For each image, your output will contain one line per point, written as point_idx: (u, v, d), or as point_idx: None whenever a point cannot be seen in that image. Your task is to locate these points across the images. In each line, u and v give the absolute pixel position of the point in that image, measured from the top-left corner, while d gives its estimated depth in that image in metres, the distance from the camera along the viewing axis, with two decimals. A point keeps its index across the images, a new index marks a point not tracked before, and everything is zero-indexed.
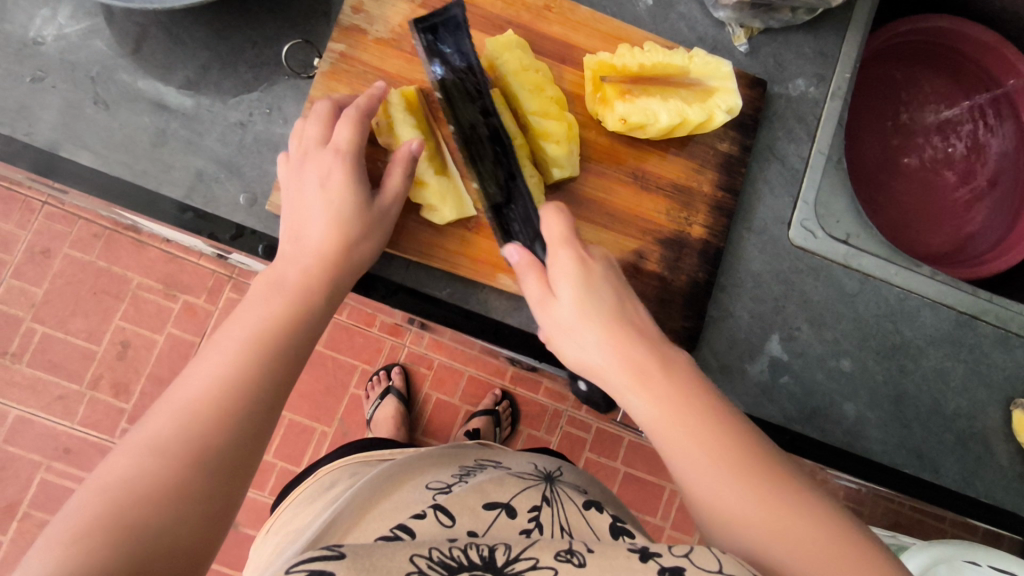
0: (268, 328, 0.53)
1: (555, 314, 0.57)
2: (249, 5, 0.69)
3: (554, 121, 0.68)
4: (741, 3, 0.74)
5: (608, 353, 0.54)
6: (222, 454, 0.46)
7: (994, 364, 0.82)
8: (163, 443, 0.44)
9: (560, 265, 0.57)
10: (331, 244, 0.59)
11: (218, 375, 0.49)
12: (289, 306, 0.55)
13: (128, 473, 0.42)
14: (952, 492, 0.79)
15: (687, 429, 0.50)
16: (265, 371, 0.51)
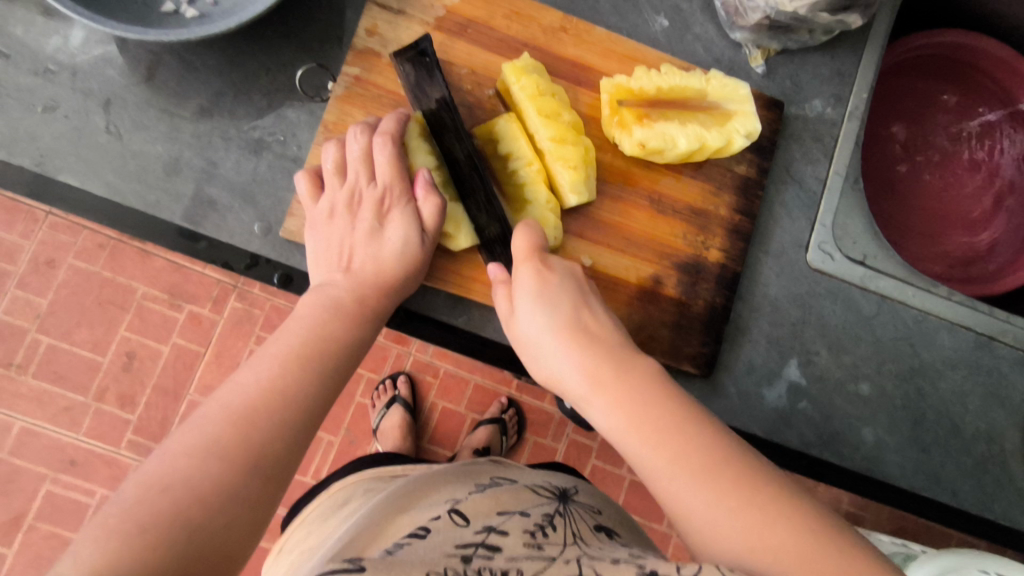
0: (314, 341, 0.55)
1: (524, 329, 0.59)
2: (262, 29, 0.68)
3: (571, 147, 0.66)
4: (759, 25, 0.74)
5: (572, 363, 0.55)
6: (271, 461, 0.47)
7: (1013, 386, 0.81)
8: (215, 445, 0.46)
9: (523, 277, 0.59)
10: (378, 271, 0.61)
11: (267, 382, 0.50)
12: (339, 325, 0.57)
13: (186, 471, 0.43)
14: (969, 515, 0.78)
15: (646, 432, 0.50)
16: (312, 385, 0.52)
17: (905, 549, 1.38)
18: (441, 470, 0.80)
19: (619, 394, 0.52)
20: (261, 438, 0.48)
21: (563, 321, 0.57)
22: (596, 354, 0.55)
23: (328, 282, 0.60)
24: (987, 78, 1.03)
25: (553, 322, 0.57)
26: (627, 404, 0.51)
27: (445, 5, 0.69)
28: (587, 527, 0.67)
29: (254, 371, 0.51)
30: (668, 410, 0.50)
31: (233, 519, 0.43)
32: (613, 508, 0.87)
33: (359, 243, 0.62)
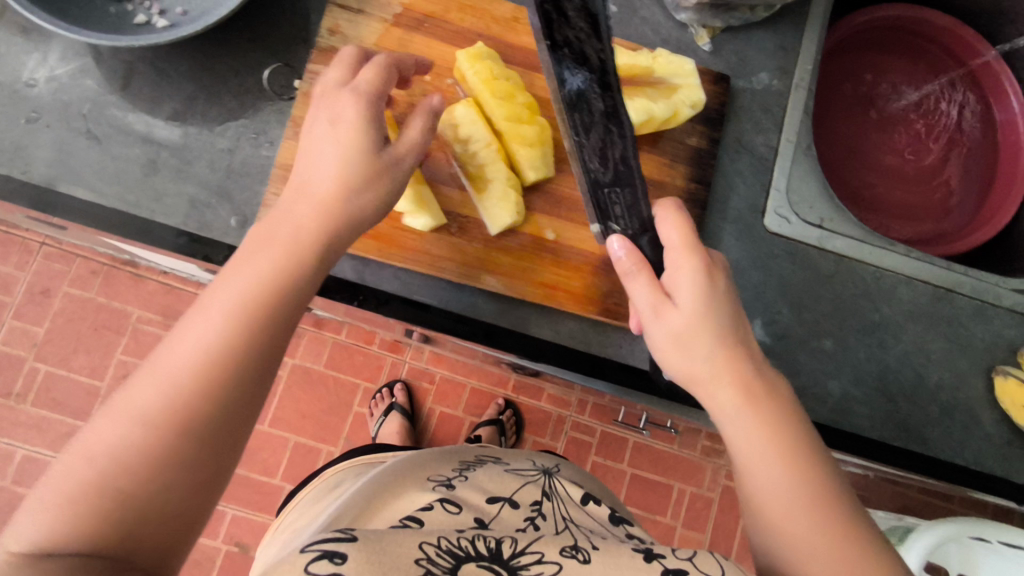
0: (262, 282, 0.48)
1: (672, 318, 0.55)
2: (229, 36, 0.72)
3: (528, 126, 0.72)
4: (700, 4, 0.78)
5: (718, 369, 0.54)
6: (212, 420, 0.43)
7: (973, 333, 0.85)
8: (146, 418, 0.41)
9: (683, 271, 0.56)
10: (334, 197, 0.54)
11: (210, 335, 0.45)
12: (289, 267, 0.50)
13: (115, 441, 0.40)
14: (939, 461, 0.81)
15: (776, 455, 0.52)
16: (259, 335, 0.46)
17: (902, 521, 1.40)
18: (427, 451, 0.83)
19: (766, 431, 0.52)
20: (189, 404, 0.42)
21: (719, 338, 0.54)
22: (752, 392, 0.53)
23: (294, 206, 0.54)
24: (934, 48, 1.08)
25: (717, 342, 0.54)
26: (773, 436, 0.52)
27: (402, 2, 0.73)
28: (574, 509, 0.71)
29: (192, 326, 0.46)
30: (804, 467, 0.52)
31: (169, 497, 0.40)
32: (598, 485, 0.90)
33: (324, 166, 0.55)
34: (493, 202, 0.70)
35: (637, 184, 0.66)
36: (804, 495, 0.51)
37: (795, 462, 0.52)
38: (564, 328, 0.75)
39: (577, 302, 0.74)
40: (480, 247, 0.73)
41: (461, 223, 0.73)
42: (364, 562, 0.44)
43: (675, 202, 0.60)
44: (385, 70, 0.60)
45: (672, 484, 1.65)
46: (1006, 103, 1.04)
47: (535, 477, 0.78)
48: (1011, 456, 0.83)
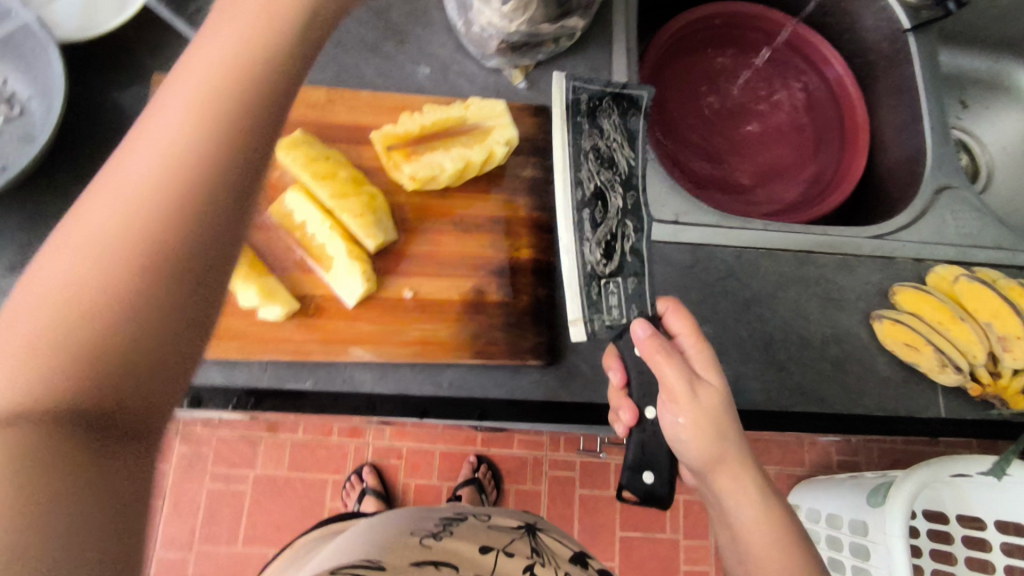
0: (170, 180, 0.36)
1: (706, 396, 0.63)
2: (56, 180, 0.74)
3: (355, 198, 0.74)
4: (503, 51, 0.82)
5: (733, 441, 0.64)
6: (135, 361, 0.33)
7: (842, 286, 0.88)
8: (66, 380, 0.31)
9: (699, 357, 0.67)
10: (245, 67, 0.40)
11: (130, 238, 0.34)
12: (214, 162, 0.37)
13: (2, 413, 0.30)
14: (843, 415, 0.83)
15: (773, 534, 0.62)
16: (192, 247, 0.36)
17: (883, 477, 1.40)
18: (405, 508, 0.83)
19: (771, 508, 0.63)
20: (90, 379, 0.32)
21: (739, 428, 0.65)
22: (761, 475, 0.65)
23: (168, 104, 0.38)
24: (754, 33, 1.15)
25: (738, 430, 0.65)
26: (776, 514, 0.63)
27: None
28: (565, 563, 0.73)
29: (85, 258, 0.33)
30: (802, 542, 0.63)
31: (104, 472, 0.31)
32: (572, 537, 0.90)
33: (221, 55, 0.40)
34: (341, 276, 0.73)
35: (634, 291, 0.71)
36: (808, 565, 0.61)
37: (793, 545, 0.61)
38: (445, 378, 0.75)
39: (450, 351, 0.75)
40: (337, 323, 0.74)
41: (317, 301, 0.74)
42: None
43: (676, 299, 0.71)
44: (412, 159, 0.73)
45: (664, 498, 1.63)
46: (829, 68, 1.15)
47: (520, 532, 0.78)
48: (911, 393, 0.85)
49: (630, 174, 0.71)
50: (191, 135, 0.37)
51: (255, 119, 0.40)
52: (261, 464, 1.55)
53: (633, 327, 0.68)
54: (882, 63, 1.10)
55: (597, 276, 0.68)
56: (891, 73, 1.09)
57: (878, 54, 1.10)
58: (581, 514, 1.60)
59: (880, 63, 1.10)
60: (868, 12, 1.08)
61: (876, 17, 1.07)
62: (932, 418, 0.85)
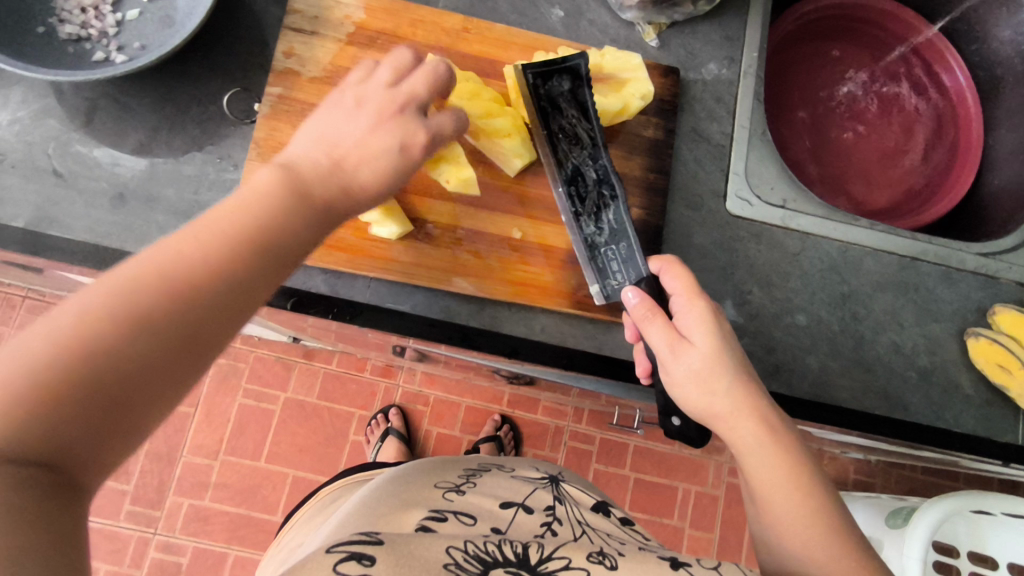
0: (288, 197, 0.46)
1: (690, 357, 0.58)
2: (188, 67, 0.74)
3: (499, 118, 0.73)
4: (643, 4, 0.80)
5: (736, 399, 0.56)
6: (215, 298, 0.40)
7: (941, 298, 0.86)
8: (166, 286, 0.38)
9: (693, 315, 0.60)
10: (354, 153, 0.53)
11: (247, 207, 0.44)
12: (314, 213, 0.48)
13: (114, 289, 0.37)
14: (924, 426, 0.82)
15: (788, 486, 0.53)
16: (276, 241, 0.44)
17: (904, 500, 1.39)
18: (427, 460, 0.82)
19: (790, 464, 0.54)
20: (185, 287, 0.39)
21: (744, 385, 0.57)
22: (773, 427, 0.56)
23: (308, 157, 0.51)
24: (877, 29, 1.13)
25: (742, 388, 0.57)
26: (792, 471, 0.54)
27: (355, 22, 0.76)
28: (587, 513, 0.72)
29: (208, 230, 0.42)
30: (822, 495, 0.54)
31: (138, 386, 0.36)
32: (597, 492, 0.90)
33: (374, 117, 0.56)
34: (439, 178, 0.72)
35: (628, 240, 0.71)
36: (822, 515, 0.52)
37: (818, 502, 0.53)
38: (538, 324, 0.76)
39: (550, 297, 0.75)
40: (443, 251, 0.74)
41: (428, 227, 0.74)
42: (389, 563, 0.46)
43: (673, 257, 0.65)
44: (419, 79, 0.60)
45: (677, 486, 1.64)
46: (949, 75, 1.11)
47: (543, 484, 0.78)
48: (994, 416, 0.84)
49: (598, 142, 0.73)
50: (305, 193, 0.48)
51: (369, 203, 0.53)
52: (293, 388, 1.55)
53: (626, 291, 0.67)
54: (1011, 79, 1.05)
55: (591, 244, 0.73)
56: (1016, 91, 1.04)
57: (1008, 69, 1.05)
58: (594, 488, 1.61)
59: (1009, 78, 1.05)
60: (1007, 24, 1.03)
61: (1015, 30, 1.02)
62: (1009, 443, 0.84)
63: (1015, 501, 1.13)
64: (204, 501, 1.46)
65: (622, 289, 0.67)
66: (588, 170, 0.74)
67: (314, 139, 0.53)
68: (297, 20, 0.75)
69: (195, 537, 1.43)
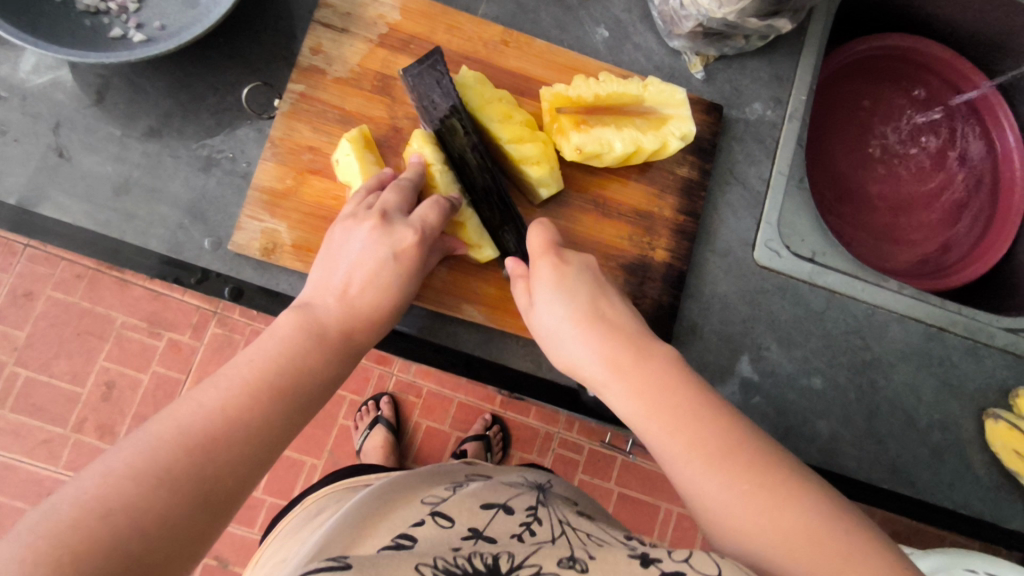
0: (299, 346, 0.53)
1: (544, 323, 0.58)
2: (208, 52, 0.70)
3: (530, 145, 0.69)
4: (694, 33, 0.76)
5: (592, 355, 0.55)
6: (241, 452, 0.45)
7: (964, 374, 0.83)
8: (203, 438, 0.44)
9: (540, 271, 0.60)
10: (353, 292, 0.58)
11: (264, 360, 0.50)
12: (326, 358, 0.54)
13: (153, 446, 0.42)
14: (929, 505, 0.80)
15: (664, 423, 0.50)
16: (291, 395, 0.50)
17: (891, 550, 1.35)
18: (412, 471, 0.78)
19: (654, 400, 0.51)
20: (214, 439, 0.44)
21: (590, 329, 0.56)
22: (624, 367, 0.53)
23: (315, 301, 0.57)
24: (929, 77, 1.08)
25: (587, 331, 0.56)
26: (651, 396, 0.51)
27: (388, 22, 0.72)
28: (570, 516, 0.66)
29: (231, 385, 0.48)
30: (701, 417, 0.49)
31: (181, 534, 0.39)
32: (585, 498, 0.89)
33: (363, 246, 0.60)
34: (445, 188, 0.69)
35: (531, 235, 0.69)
36: (693, 431, 0.49)
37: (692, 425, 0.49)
38: (546, 360, 0.72)
39: None
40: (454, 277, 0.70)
41: None
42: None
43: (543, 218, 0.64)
44: (407, 189, 0.64)
45: (660, 504, 1.62)
46: (1001, 134, 1.05)
47: (528, 491, 0.73)
48: (1002, 500, 0.82)
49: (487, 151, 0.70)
50: (319, 341, 0.54)
51: (367, 344, 0.58)
52: None
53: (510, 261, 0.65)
54: None
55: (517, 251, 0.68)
56: None
57: None
58: None
59: None
60: None
61: None
62: (1013, 531, 0.81)
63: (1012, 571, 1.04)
64: None
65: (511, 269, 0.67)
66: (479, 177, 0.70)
67: (316, 285, 0.59)
68: (328, 13, 0.71)
69: None
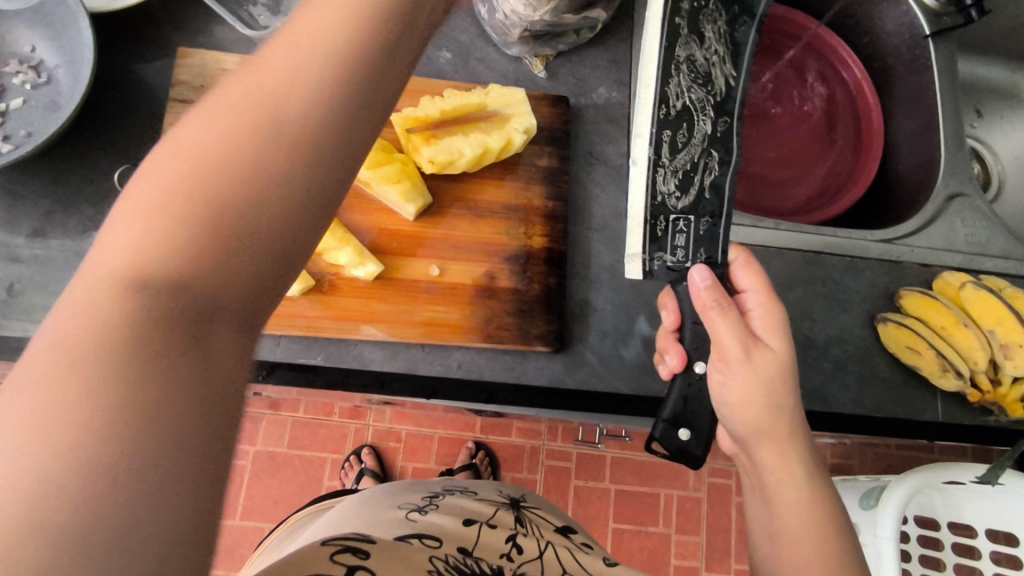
0: (252, 129, 0.34)
1: (761, 356, 0.62)
2: (78, 148, 0.75)
3: (389, 166, 0.75)
4: (523, 38, 0.84)
5: (790, 414, 0.62)
6: (219, 291, 0.33)
7: (849, 288, 0.89)
8: (132, 319, 0.30)
9: (764, 321, 0.65)
10: (296, 46, 0.36)
11: (206, 145, 0.34)
12: (280, 145, 0.34)
13: (65, 354, 0.28)
14: (845, 414, 0.85)
15: (812, 497, 0.60)
16: (257, 182, 0.34)
17: (876, 479, 1.32)
18: (391, 483, 0.79)
19: (816, 478, 0.61)
20: (151, 321, 0.30)
21: (792, 391, 0.63)
22: (810, 450, 0.63)
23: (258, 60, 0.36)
24: (772, 34, 1.15)
25: (792, 395, 0.63)
26: (811, 474, 0.61)
27: None
28: (548, 532, 0.73)
29: (175, 199, 0.32)
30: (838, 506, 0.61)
31: (168, 446, 0.28)
32: (556, 511, 0.89)
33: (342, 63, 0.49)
34: None
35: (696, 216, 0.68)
36: (827, 508, 0.60)
37: (829, 503, 0.60)
38: (453, 360, 0.76)
39: (459, 334, 0.75)
40: (349, 300, 0.75)
41: (329, 278, 0.75)
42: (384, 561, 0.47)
43: (748, 252, 0.69)
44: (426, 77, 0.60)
45: (658, 492, 1.62)
46: (847, 71, 1.15)
47: (505, 505, 0.77)
48: (914, 396, 0.87)
49: (726, 96, 0.67)
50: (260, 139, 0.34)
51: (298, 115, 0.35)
52: (262, 439, 1.55)
53: (693, 268, 0.67)
54: (900, 68, 1.11)
55: (665, 208, 0.67)
56: (908, 79, 1.10)
57: (897, 59, 1.11)
58: (575, 505, 1.59)
59: (898, 68, 1.11)
60: (890, 16, 1.09)
61: (897, 22, 1.09)
62: (931, 422, 0.86)
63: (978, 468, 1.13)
64: None
65: (692, 269, 0.67)
66: (701, 124, 0.67)
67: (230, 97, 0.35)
68: (183, 91, 0.76)
69: None
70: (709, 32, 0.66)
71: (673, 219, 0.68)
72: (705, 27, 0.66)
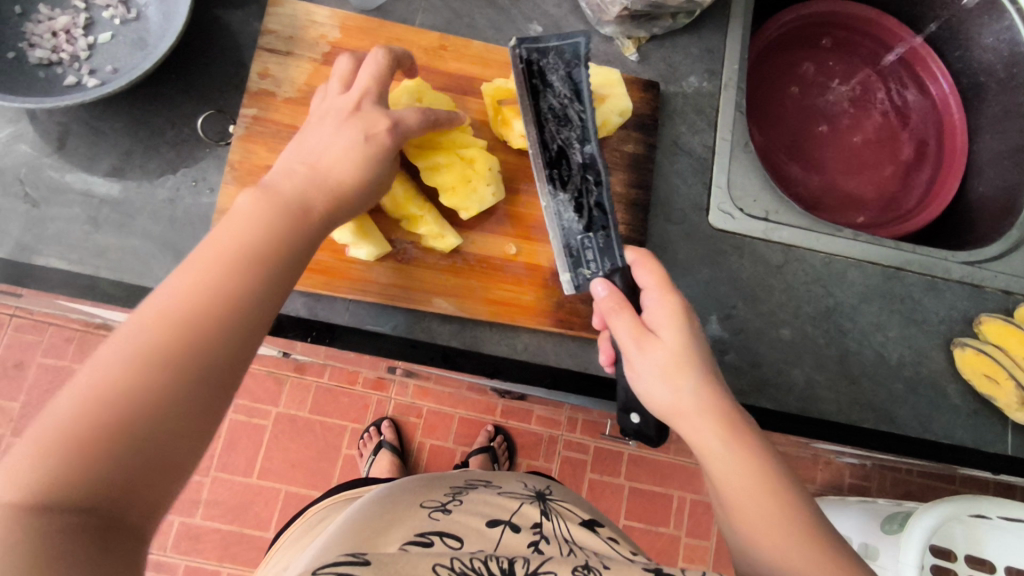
0: (259, 235, 0.51)
1: (653, 351, 0.57)
2: (162, 90, 0.73)
3: (447, 172, 0.72)
4: (621, 17, 0.81)
5: (695, 394, 0.56)
6: (226, 339, 0.46)
7: (927, 308, 0.86)
8: (179, 333, 0.44)
9: (662, 309, 0.60)
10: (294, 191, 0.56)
11: (238, 238, 0.50)
12: (288, 233, 0.53)
13: (124, 355, 0.41)
14: (910, 438, 0.82)
15: (737, 477, 0.53)
16: (259, 273, 0.50)
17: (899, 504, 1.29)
18: (408, 478, 0.76)
19: (749, 456, 0.54)
20: (186, 342, 0.44)
21: (698, 372, 0.56)
22: (735, 427, 0.55)
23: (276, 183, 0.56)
24: (864, 38, 1.13)
25: (697, 374, 0.56)
26: (738, 450, 0.54)
27: (330, 41, 0.75)
28: (575, 529, 0.67)
29: (202, 269, 0.47)
30: (779, 480, 0.53)
31: (180, 432, 0.42)
32: (585, 505, 0.85)
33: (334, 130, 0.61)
34: None
35: (607, 230, 0.71)
36: (761, 484, 0.53)
37: (764, 479, 0.53)
38: (520, 342, 0.75)
39: (531, 316, 0.73)
40: (427, 271, 0.73)
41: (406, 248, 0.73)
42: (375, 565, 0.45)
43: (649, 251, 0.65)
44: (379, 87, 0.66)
45: (672, 494, 1.60)
46: (934, 82, 1.10)
47: (528, 499, 0.73)
48: (982, 427, 0.84)
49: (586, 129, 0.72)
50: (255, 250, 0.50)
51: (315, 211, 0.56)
52: (285, 402, 1.54)
53: (595, 283, 0.66)
54: (993, 85, 1.05)
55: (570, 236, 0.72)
56: (1000, 98, 1.04)
57: (991, 76, 1.04)
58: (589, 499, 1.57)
59: (991, 85, 1.05)
60: (987, 32, 1.02)
61: (996, 37, 1.02)
62: (996, 454, 0.83)
63: (1010, 507, 1.08)
64: (195, 519, 1.45)
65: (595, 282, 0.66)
66: (575, 155, 0.73)
67: (249, 217, 0.52)
68: (271, 40, 0.74)
69: (187, 555, 1.42)
70: (555, 80, 0.72)
71: (578, 243, 0.72)
72: (551, 77, 0.72)
